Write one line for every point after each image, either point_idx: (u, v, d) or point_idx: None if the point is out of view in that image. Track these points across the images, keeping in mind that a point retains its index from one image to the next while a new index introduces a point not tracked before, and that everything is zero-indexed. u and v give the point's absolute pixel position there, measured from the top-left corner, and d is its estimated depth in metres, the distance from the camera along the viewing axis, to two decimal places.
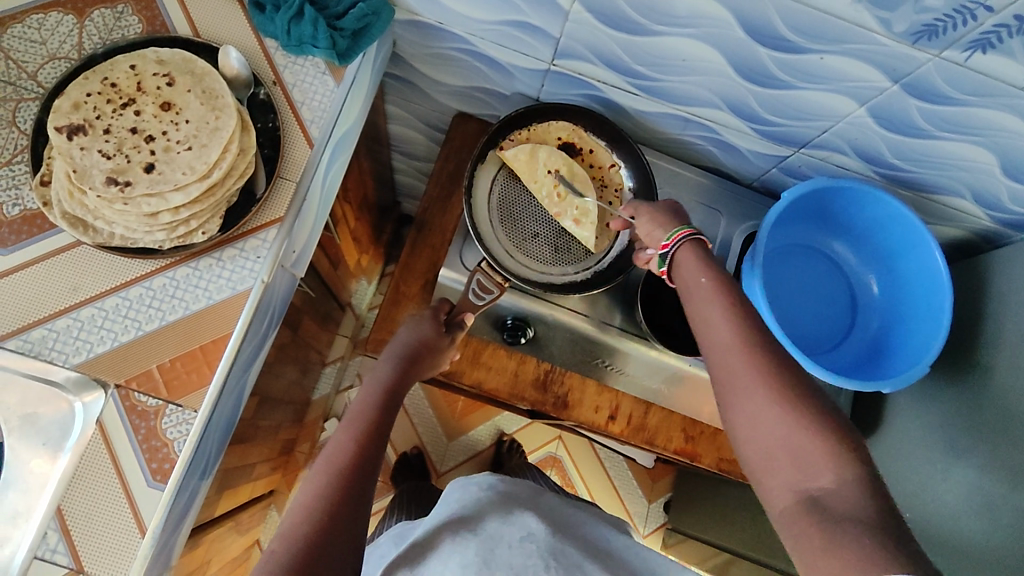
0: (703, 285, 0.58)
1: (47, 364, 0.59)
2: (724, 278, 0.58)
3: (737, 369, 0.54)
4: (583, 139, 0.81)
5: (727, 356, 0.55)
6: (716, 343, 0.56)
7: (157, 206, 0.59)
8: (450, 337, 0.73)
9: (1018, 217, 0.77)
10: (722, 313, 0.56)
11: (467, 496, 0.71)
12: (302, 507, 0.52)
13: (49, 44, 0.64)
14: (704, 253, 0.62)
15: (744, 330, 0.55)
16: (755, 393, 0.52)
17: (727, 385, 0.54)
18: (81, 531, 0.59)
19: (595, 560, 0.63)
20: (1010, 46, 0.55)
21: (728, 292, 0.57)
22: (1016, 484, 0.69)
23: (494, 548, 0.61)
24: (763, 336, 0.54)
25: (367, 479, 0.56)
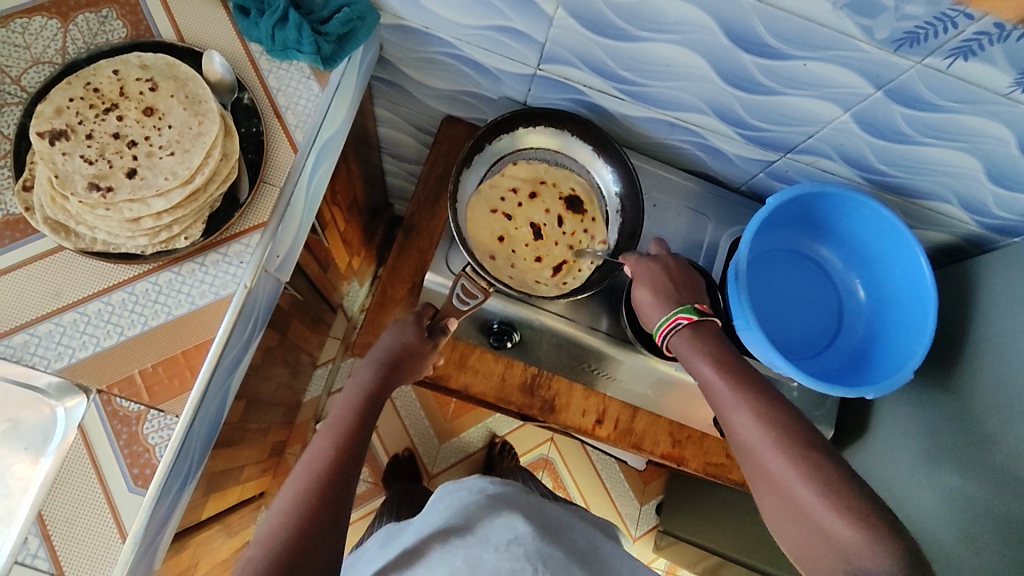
0: (706, 377, 0.62)
1: (28, 369, 0.59)
2: (724, 362, 0.62)
3: (761, 455, 0.57)
4: (593, 205, 0.83)
5: (749, 444, 0.58)
6: (735, 435, 0.60)
7: (139, 212, 0.59)
8: (433, 341, 0.73)
9: (1005, 222, 0.77)
10: (731, 399, 0.60)
11: (456, 502, 0.72)
12: (278, 513, 0.52)
13: (33, 48, 0.64)
14: (701, 334, 0.65)
15: (755, 412, 0.58)
16: (784, 476, 0.55)
17: (757, 473, 0.57)
18: (62, 536, 0.59)
19: (579, 563, 0.63)
20: (992, 54, 0.55)
21: (731, 380, 0.61)
22: (1002, 490, 0.69)
23: (482, 553, 0.61)
24: (772, 412, 0.58)
25: (346, 484, 0.56)
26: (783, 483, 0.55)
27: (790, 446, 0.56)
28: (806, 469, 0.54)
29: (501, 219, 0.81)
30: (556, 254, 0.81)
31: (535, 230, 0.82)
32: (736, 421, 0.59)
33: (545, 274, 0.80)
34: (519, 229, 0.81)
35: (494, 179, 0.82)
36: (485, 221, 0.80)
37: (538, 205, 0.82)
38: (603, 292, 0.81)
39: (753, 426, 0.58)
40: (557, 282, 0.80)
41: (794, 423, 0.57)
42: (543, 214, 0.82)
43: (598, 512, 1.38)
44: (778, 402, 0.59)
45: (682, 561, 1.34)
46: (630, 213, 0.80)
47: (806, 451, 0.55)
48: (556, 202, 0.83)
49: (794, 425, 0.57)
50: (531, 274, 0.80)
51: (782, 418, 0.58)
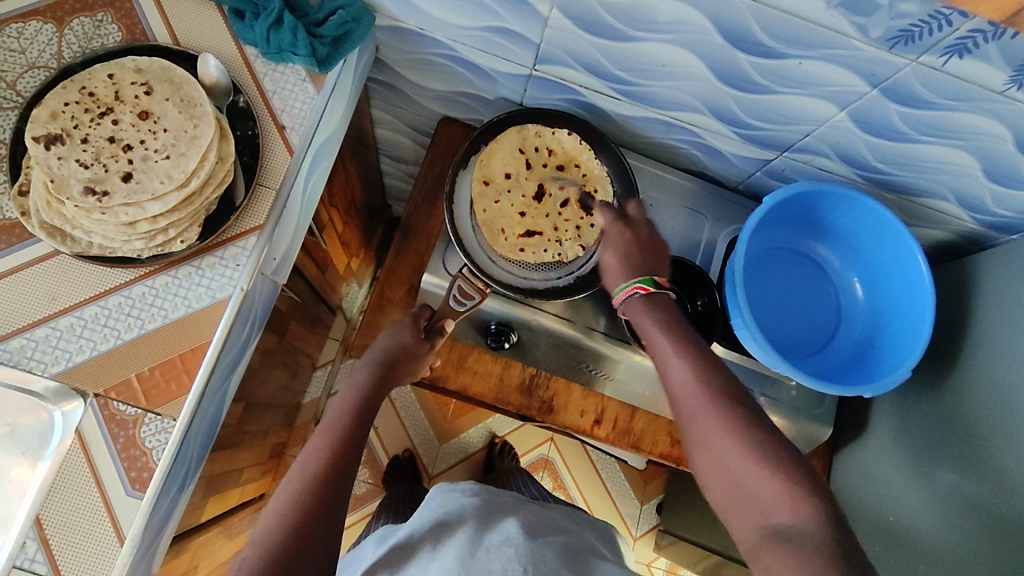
0: (652, 337, 0.63)
1: (25, 373, 0.59)
2: (672, 325, 0.63)
3: (695, 413, 0.57)
4: (598, 214, 0.80)
5: (684, 401, 0.58)
6: (673, 394, 0.60)
7: (135, 216, 0.59)
8: (429, 342, 0.73)
9: (1002, 219, 0.77)
10: (673, 359, 0.60)
11: (451, 502, 0.72)
12: (274, 515, 0.52)
13: (28, 53, 0.64)
14: (655, 298, 0.65)
15: (694, 371, 0.59)
16: (718, 438, 0.55)
17: (692, 435, 0.57)
18: (60, 540, 0.59)
19: (573, 564, 0.63)
20: (986, 51, 0.55)
21: (676, 339, 0.61)
22: (1000, 487, 0.69)
23: (474, 554, 0.61)
24: (712, 375, 0.58)
25: (341, 486, 0.56)
26: (713, 440, 0.55)
27: (722, 403, 0.56)
28: (736, 426, 0.54)
29: (517, 165, 0.79)
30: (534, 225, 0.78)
31: (533, 199, 0.79)
32: (675, 382, 0.59)
33: (513, 234, 0.77)
34: (524, 188, 0.79)
35: (530, 133, 0.80)
36: (501, 156, 0.79)
37: (558, 178, 0.80)
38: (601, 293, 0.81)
39: (690, 384, 0.58)
40: (514, 247, 0.77)
41: (731, 386, 0.57)
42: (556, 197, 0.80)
43: (599, 512, 1.38)
44: (717, 365, 0.60)
45: (683, 561, 1.34)
46: None
47: (734, 406, 0.56)
48: (575, 189, 0.80)
49: (731, 388, 0.57)
50: (499, 223, 0.77)
51: (721, 381, 0.58)
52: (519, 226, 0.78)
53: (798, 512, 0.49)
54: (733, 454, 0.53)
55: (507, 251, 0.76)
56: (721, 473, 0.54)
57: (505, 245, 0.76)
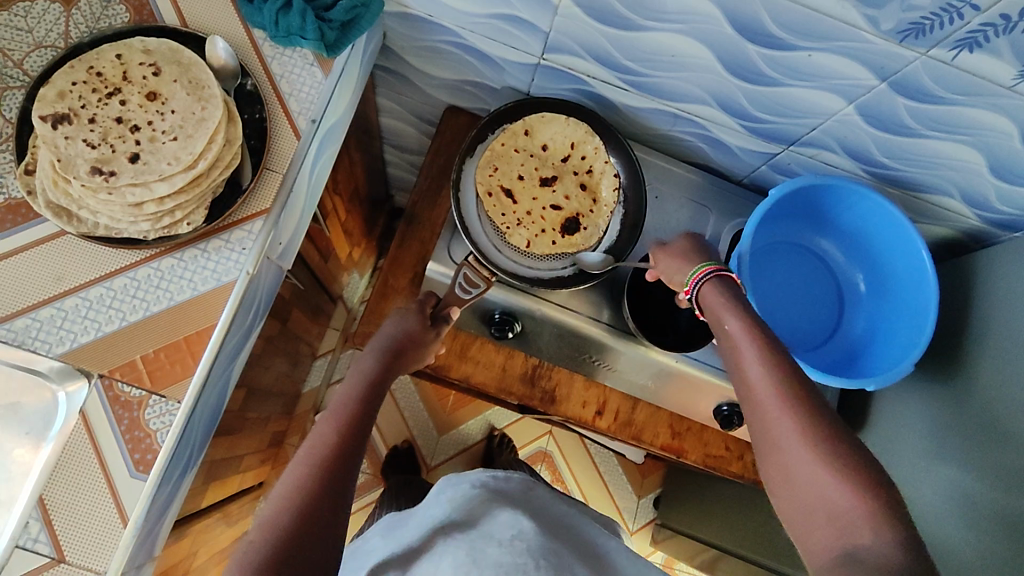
0: (733, 330, 0.60)
1: (30, 353, 0.59)
2: (753, 319, 0.60)
3: (774, 415, 0.55)
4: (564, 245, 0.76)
5: (762, 400, 0.56)
6: (752, 395, 0.57)
7: (142, 196, 0.59)
8: (436, 330, 0.74)
9: (1005, 217, 0.77)
10: (753, 357, 0.58)
11: (460, 497, 0.72)
12: (282, 498, 0.52)
13: (35, 32, 0.64)
14: (728, 291, 0.64)
15: (775, 372, 0.56)
16: (792, 443, 0.53)
17: (764, 433, 0.56)
18: (63, 521, 0.59)
19: (586, 563, 0.64)
20: (997, 46, 0.55)
21: (757, 336, 0.59)
22: (1002, 484, 0.70)
23: (485, 548, 0.61)
24: (795, 380, 0.56)
25: (348, 471, 0.56)
26: (789, 446, 0.53)
27: (805, 412, 0.54)
28: (812, 437, 0.53)
29: (555, 151, 0.78)
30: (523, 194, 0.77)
31: (543, 178, 0.78)
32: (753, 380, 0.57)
33: (504, 181, 0.76)
34: (544, 169, 0.78)
35: (579, 138, 0.78)
36: (547, 130, 0.78)
37: (574, 189, 0.78)
38: (605, 282, 0.80)
39: (771, 385, 0.56)
40: (494, 185, 0.76)
41: (814, 396, 0.55)
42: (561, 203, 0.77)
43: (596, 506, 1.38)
44: (801, 372, 0.57)
45: (679, 555, 1.34)
46: (632, 204, 0.80)
47: (818, 417, 0.53)
48: (576, 208, 0.77)
49: (813, 397, 0.55)
50: (503, 161, 0.77)
51: (801, 388, 0.55)
52: (506, 173, 0.77)
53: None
54: (808, 466, 0.52)
55: (483, 180, 0.76)
56: (790, 481, 0.53)
57: (485, 177, 0.76)
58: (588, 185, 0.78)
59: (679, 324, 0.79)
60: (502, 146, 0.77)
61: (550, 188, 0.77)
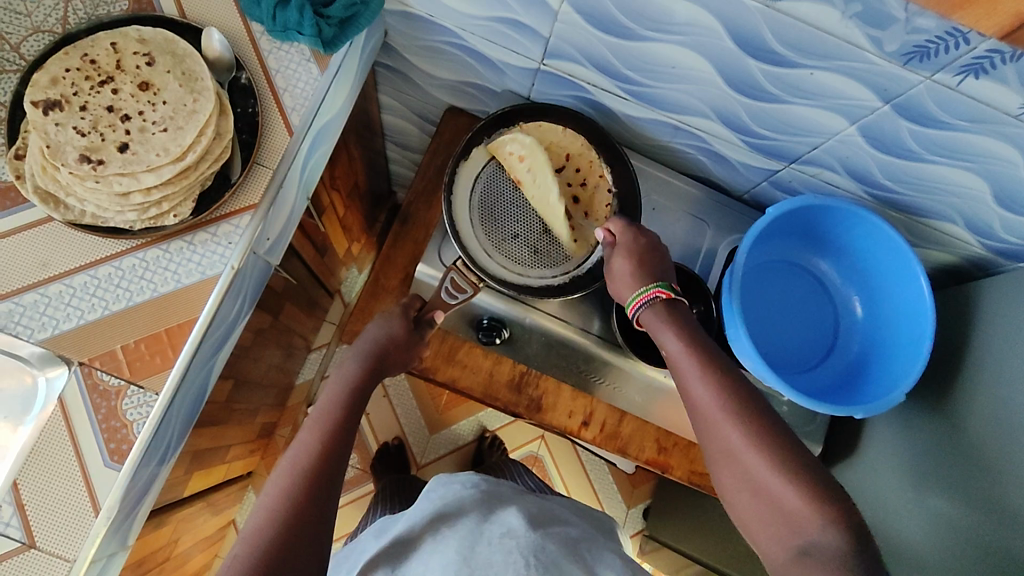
0: (672, 351, 0.61)
1: (11, 338, 0.59)
2: (692, 338, 0.61)
3: (718, 432, 0.56)
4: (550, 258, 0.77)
5: (707, 415, 0.57)
6: (700, 413, 0.58)
7: (128, 187, 0.58)
8: (419, 335, 0.73)
9: (1009, 246, 0.75)
10: (694, 378, 0.59)
11: (449, 493, 0.72)
12: (264, 512, 0.53)
13: (33, 16, 0.64)
14: (668, 311, 0.64)
15: (714, 389, 0.57)
16: (742, 451, 0.54)
17: (715, 446, 0.56)
18: (35, 507, 0.59)
19: (577, 561, 0.63)
20: (1004, 73, 0.53)
21: (694, 354, 0.60)
22: (991, 520, 0.68)
23: (475, 545, 0.61)
24: (735, 394, 0.56)
25: (332, 481, 0.57)
26: (739, 456, 0.54)
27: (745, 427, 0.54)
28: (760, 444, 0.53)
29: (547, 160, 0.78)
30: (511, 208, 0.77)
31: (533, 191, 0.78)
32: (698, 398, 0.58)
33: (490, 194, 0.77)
34: None
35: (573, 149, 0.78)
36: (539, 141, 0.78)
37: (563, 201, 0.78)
38: (597, 292, 0.80)
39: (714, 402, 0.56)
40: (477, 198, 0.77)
41: (751, 406, 0.56)
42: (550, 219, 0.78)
43: None
44: (741, 384, 0.57)
45: (666, 567, 1.33)
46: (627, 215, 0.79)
47: (756, 424, 0.54)
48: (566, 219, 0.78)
49: (753, 401, 0.56)
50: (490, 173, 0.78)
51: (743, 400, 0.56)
52: (494, 185, 0.78)
53: (798, 534, 0.49)
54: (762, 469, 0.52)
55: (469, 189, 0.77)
56: (746, 493, 0.54)
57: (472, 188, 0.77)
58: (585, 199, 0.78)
59: None
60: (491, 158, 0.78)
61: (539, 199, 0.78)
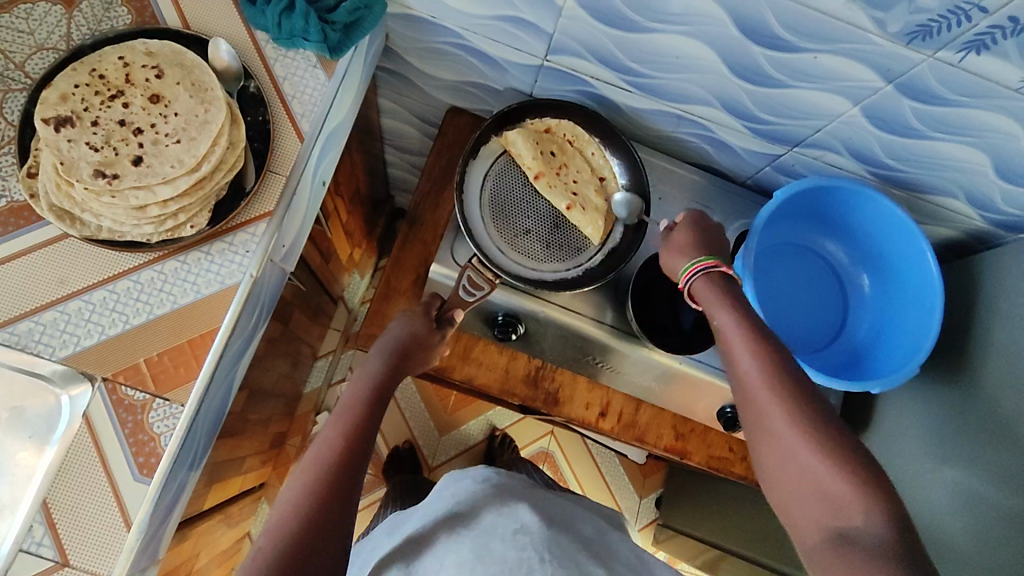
0: (724, 324, 0.61)
1: (32, 357, 0.58)
2: (744, 312, 0.61)
3: (765, 405, 0.56)
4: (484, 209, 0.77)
5: (751, 394, 0.57)
6: (744, 387, 0.58)
7: (145, 200, 0.58)
8: (441, 332, 0.73)
9: (1010, 218, 0.77)
10: (743, 349, 0.59)
11: (462, 491, 0.72)
12: (289, 504, 0.53)
13: (36, 34, 0.64)
14: (722, 286, 0.64)
15: (763, 363, 0.57)
16: (785, 434, 0.54)
17: (756, 423, 0.56)
18: (67, 525, 0.59)
19: (592, 554, 0.64)
20: (1005, 48, 0.55)
21: (745, 327, 0.60)
22: (1008, 486, 0.70)
23: (488, 543, 0.61)
24: (786, 368, 0.57)
25: (354, 478, 0.57)
26: (778, 435, 0.54)
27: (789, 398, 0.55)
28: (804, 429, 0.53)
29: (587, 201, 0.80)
30: None
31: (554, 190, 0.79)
32: (744, 371, 0.58)
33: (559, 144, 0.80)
34: None
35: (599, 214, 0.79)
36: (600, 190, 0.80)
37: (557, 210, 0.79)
38: (610, 283, 0.81)
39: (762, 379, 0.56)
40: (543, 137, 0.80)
41: (794, 376, 0.56)
42: (519, 204, 0.78)
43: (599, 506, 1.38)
44: (787, 359, 0.58)
45: (681, 554, 1.35)
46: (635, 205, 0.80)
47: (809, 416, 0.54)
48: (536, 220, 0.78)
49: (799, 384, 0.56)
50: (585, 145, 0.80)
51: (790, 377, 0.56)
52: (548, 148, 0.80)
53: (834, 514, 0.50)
54: (801, 457, 0.52)
55: (562, 130, 0.79)
56: (778, 460, 0.54)
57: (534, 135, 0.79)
58: (530, 242, 0.77)
59: (681, 330, 0.79)
60: (579, 143, 0.80)
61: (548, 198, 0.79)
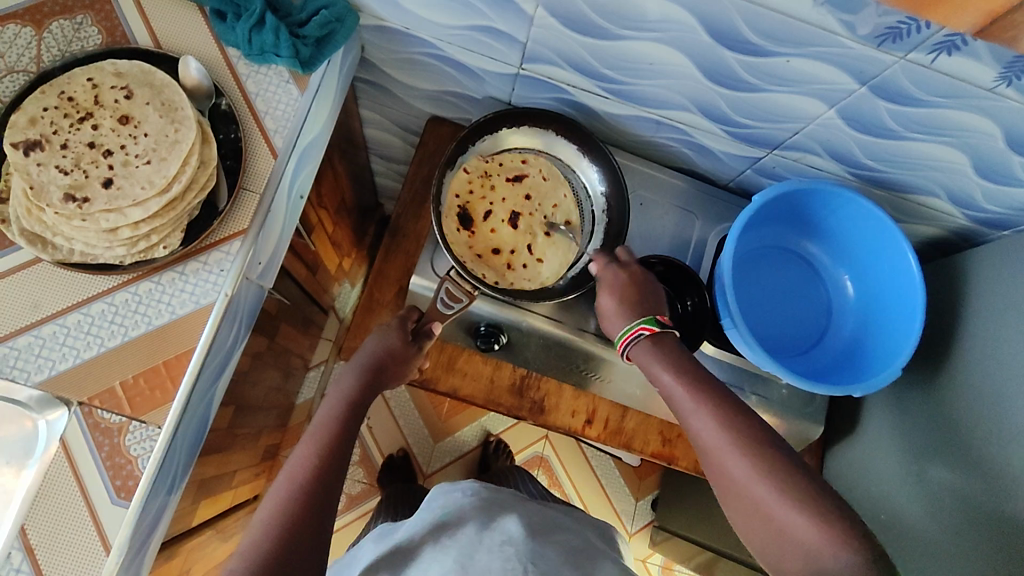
0: (668, 386, 0.63)
1: (9, 382, 0.58)
2: (683, 371, 0.64)
3: (721, 458, 0.58)
4: (451, 216, 0.78)
5: (710, 449, 0.59)
6: (701, 445, 0.60)
7: (116, 222, 0.58)
8: (417, 346, 0.72)
9: (992, 215, 0.77)
10: (691, 408, 0.61)
11: (450, 502, 0.72)
12: (261, 524, 0.53)
13: (6, 57, 0.63)
14: (656, 345, 0.66)
15: (713, 419, 0.60)
16: (745, 484, 0.56)
17: (719, 476, 0.59)
18: (44, 551, 0.58)
19: (577, 565, 0.64)
20: (976, 49, 0.54)
21: (686, 385, 0.62)
22: (991, 486, 0.69)
23: (474, 553, 0.61)
24: (731, 419, 0.59)
25: (327, 496, 0.57)
26: (741, 486, 0.56)
27: (742, 447, 0.57)
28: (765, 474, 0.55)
29: (547, 241, 0.80)
30: (513, 196, 0.80)
31: (515, 221, 0.80)
32: (698, 429, 0.60)
33: (532, 178, 0.81)
34: (526, 228, 0.80)
35: (557, 256, 0.79)
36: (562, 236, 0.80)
37: (513, 238, 0.80)
38: (592, 291, 0.80)
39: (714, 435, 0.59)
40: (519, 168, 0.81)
41: (742, 421, 0.59)
42: (483, 221, 0.79)
43: (595, 510, 1.38)
44: (734, 408, 0.60)
45: (677, 556, 1.34)
46: (615, 213, 0.79)
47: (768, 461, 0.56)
48: (487, 243, 0.79)
49: (751, 435, 0.58)
50: (557, 185, 0.81)
51: (739, 424, 0.59)
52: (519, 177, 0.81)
53: None
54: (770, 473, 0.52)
55: (539, 165, 0.81)
56: (748, 508, 0.56)
57: (510, 162, 0.81)
58: (487, 261, 0.78)
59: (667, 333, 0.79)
60: (550, 181, 0.81)
61: (508, 226, 0.80)
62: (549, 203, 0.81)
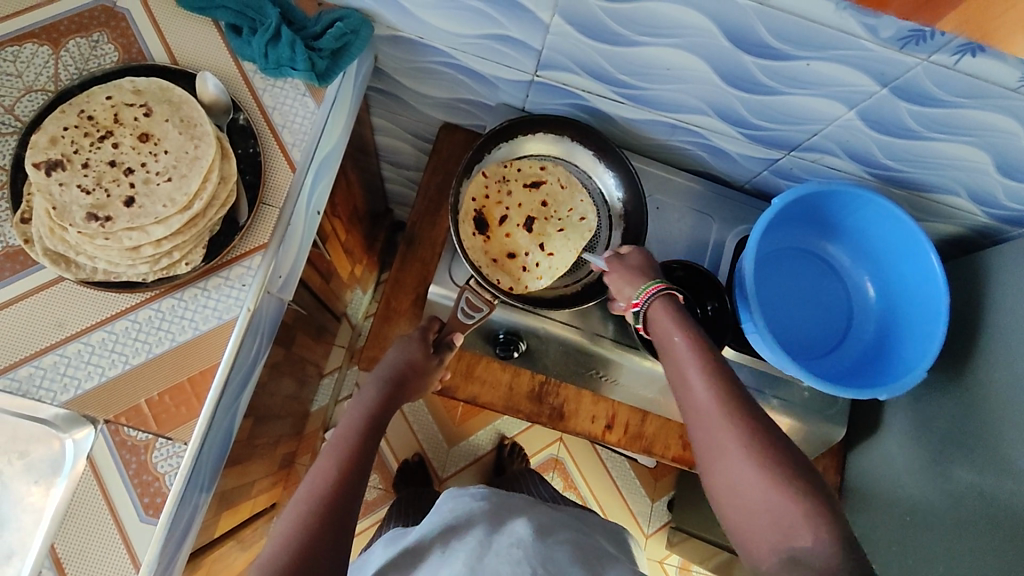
0: (680, 345, 0.62)
1: (35, 402, 0.59)
2: (695, 336, 0.63)
3: (716, 428, 0.57)
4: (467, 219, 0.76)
5: (705, 416, 0.58)
6: (696, 411, 0.59)
7: (138, 240, 0.58)
8: (438, 357, 0.73)
9: (1012, 213, 0.76)
10: (697, 372, 0.60)
11: (460, 506, 0.72)
12: (281, 537, 0.53)
13: (24, 77, 0.64)
14: (673, 306, 0.66)
15: (715, 387, 0.59)
16: (737, 457, 0.55)
17: (707, 445, 0.57)
18: (76, 569, 0.59)
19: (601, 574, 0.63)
20: (1000, 50, 0.54)
21: (700, 349, 0.61)
22: (1017, 487, 0.69)
23: (482, 557, 0.61)
24: (734, 391, 0.58)
25: (347, 511, 0.56)
26: (731, 456, 0.55)
27: (756, 424, 0.56)
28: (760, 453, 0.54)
29: (562, 242, 0.78)
30: (530, 202, 0.80)
31: (530, 227, 0.79)
32: (696, 393, 0.59)
33: (550, 184, 0.80)
34: (541, 233, 0.79)
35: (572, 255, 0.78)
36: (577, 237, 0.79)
37: (528, 243, 0.78)
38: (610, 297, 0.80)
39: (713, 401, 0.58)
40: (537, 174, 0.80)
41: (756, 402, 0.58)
42: (498, 227, 0.78)
43: (611, 511, 1.38)
44: (739, 384, 0.60)
45: (694, 557, 1.34)
46: (632, 218, 0.79)
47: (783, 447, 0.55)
48: (501, 248, 0.78)
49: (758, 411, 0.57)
50: (575, 191, 0.80)
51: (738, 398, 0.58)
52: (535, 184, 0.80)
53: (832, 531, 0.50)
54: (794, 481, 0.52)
55: (557, 172, 0.80)
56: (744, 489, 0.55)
57: (527, 168, 0.80)
58: (503, 266, 0.77)
59: None
60: (568, 188, 0.80)
61: (523, 232, 0.79)
62: (566, 209, 0.80)
